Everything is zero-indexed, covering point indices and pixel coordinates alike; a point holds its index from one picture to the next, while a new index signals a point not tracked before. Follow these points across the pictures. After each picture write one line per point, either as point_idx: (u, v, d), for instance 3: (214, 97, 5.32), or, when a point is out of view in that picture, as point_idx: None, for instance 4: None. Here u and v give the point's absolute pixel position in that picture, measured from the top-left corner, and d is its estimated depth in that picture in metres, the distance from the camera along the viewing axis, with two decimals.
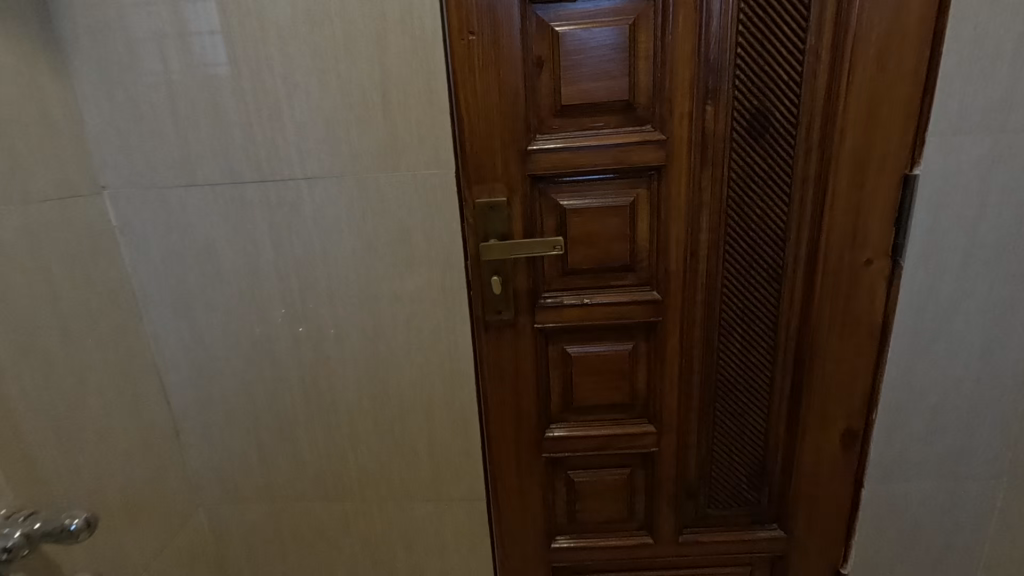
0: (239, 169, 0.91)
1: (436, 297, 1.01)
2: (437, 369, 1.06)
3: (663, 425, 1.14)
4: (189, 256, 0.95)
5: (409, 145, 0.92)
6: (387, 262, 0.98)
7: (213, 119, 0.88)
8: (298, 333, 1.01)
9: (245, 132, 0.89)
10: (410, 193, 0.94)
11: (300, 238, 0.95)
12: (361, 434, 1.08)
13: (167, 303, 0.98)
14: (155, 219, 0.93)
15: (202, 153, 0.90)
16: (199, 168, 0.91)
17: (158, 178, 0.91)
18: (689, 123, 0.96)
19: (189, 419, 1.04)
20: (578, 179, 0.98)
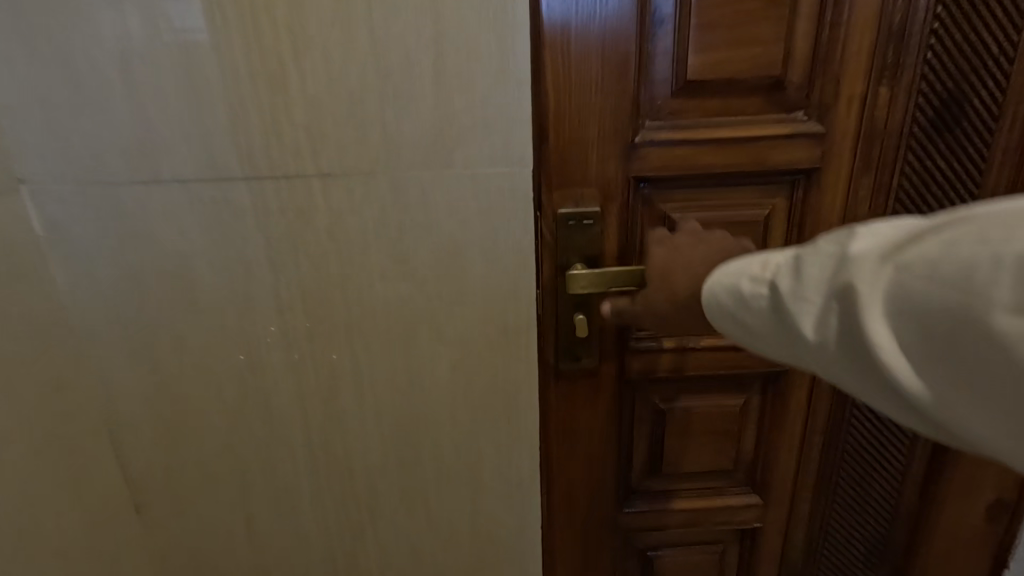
0: (222, 161, 0.64)
1: (492, 340, 0.73)
2: (488, 430, 0.79)
3: (770, 498, 0.88)
4: (157, 279, 0.69)
5: (467, 134, 0.64)
6: (427, 293, 0.71)
7: (187, 89, 0.62)
8: (304, 380, 0.75)
9: (232, 109, 0.62)
10: (465, 198, 0.66)
11: (309, 258, 0.69)
12: (384, 506, 0.83)
13: (122, 340, 0.72)
14: (100, 228, 0.67)
15: (172, 139, 0.63)
16: (164, 159, 0.64)
17: (110, 171, 0.64)
18: (858, 112, 0.66)
19: (164, 484, 0.80)
20: (698, 182, 0.69)
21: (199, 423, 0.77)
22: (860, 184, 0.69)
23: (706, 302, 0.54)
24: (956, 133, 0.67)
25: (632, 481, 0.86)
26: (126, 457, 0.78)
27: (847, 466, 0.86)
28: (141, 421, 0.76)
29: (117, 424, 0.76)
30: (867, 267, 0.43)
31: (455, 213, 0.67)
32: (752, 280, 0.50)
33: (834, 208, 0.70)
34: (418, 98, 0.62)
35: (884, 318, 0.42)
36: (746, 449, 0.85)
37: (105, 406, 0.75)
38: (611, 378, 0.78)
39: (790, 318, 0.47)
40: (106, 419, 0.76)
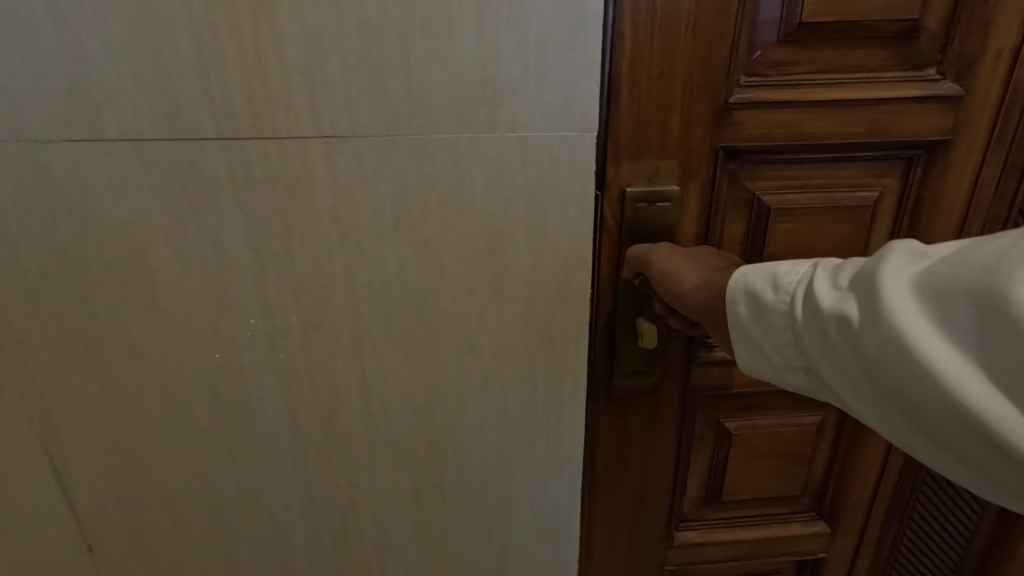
0: (190, 114, 0.48)
1: (533, 347, 0.59)
2: (523, 456, 0.64)
3: (840, 525, 0.76)
4: (106, 268, 0.53)
5: (520, 85, 0.48)
6: (455, 288, 0.56)
7: (138, 12, 0.45)
8: (298, 398, 0.60)
9: (202, 43, 0.46)
10: (510, 169, 0.51)
11: (306, 245, 0.53)
12: (393, 544, 0.68)
13: (59, 346, 0.56)
14: (20, 200, 0.50)
15: (120, 83, 0.47)
16: (108, 108, 0.47)
17: (32, 124, 0.47)
18: (1002, 70, 0.53)
19: (122, 521, 0.65)
20: (797, 157, 0.56)
21: (165, 448, 0.62)
22: (984, 160, 0.57)
23: (729, 284, 0.45)
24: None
25: (687, 509, 0.73)
26: (73, 489, 0.62)
27: (923, 489, 0.75)
28: (90, 447, 0.61)
29: (59, 449, 0.60)
30: (900, 255, 0.38)
31: (497, 189, 0.52)
32: (789, 265, 0.43)
33: (952, 190, 0.58)
34: (455, 34, 0.47)
35: (919, 317, 0.35)
36: (817, 472, 0.73)
37: (44, 429, 0.60)
38: (673, 391, 0.66)
39: (813, 305, 0.40)
40: (43, 445, 0.60)
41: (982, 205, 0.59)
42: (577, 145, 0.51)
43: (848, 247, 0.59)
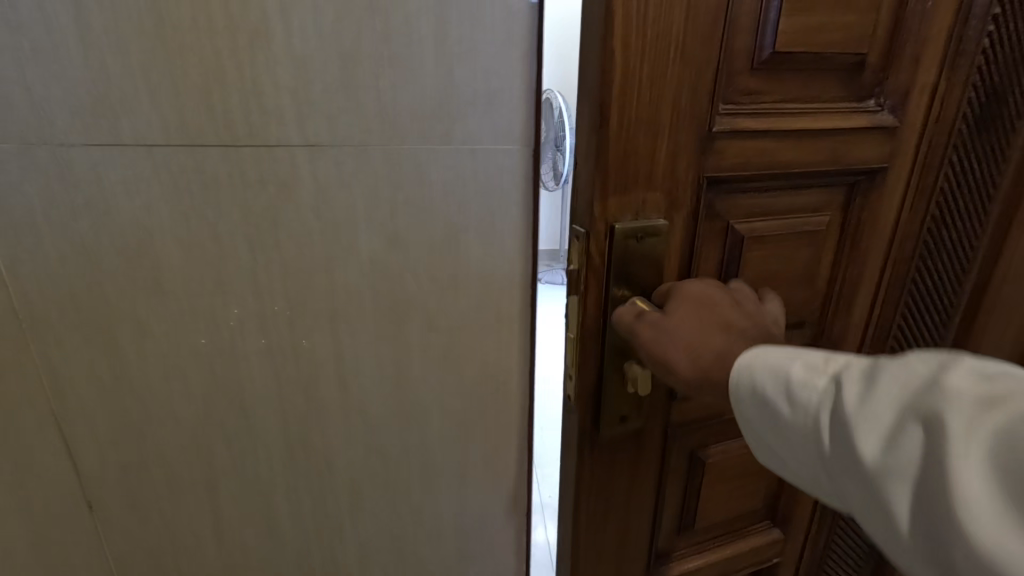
0: (197, 123, 0.57)
1: (488, 325, 0.70)
2: (481, 422, 0.75)
3: (789, 528, 0.91)
4: (118, 255, 0.62)
5: (474, 109, 0.59)
6: (420, 274, 0.66)
7: (159, 42, 0.54)
8: (283, 370, 0.69)
9: (208, 67, 0.56)
10: (467, 175, 0.62)
11: (292, 238, 0.63)
12: (365, 503, 0.78)
13: (74, 322, 0.64)
14: (47, 194, 0.58)
15: (138, 99, 0.56)
16: (126, 118, 0.56)
17: (60, 131, 0.56)
18: (924, 104, 0.67)
19: (121, 483, 0.72)
20: (766, 183, 0.65)
21: (164, 416, 0.70)
22: (912, 187, 0.71)
23: (738, 377, 0.47)
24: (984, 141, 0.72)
25: (667, 536, 0.81)
26: (77, 453, 0.70)
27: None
28: (96, 414, 0.69)
29: (67, 416, 0.68)
30: (961, 400, 0.34)
31: (455, 192, 0.63)
32: (813, 373, 0.42)
33: (887, 212, 0.72)
34: (422, 67, 0.57)
35: (968, 485, 0.32)
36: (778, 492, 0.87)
37: (54, 398, 0.67)
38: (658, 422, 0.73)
39: (853, 442, 0.37)
40: (53, 413, 0.68)
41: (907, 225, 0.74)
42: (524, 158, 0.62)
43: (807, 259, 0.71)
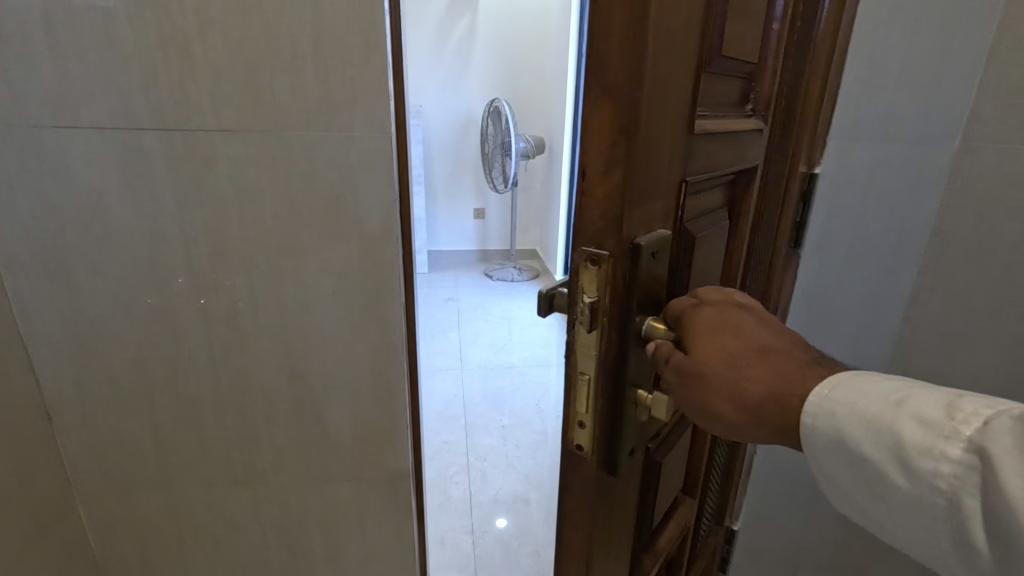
0: (134, 109, 0.70)
1: (364, 266, 0.81)
2: (365, 357, 0.86)
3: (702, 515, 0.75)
4: (78, 218, 0.73)
5: (358, 98, 0.72)
6: (311, 227, 0.78)
7: (108, 50, 0.67)
8: (209, 312, 0.80)
9: (144, 71, 0.68)
10: (342, 153, 0.75)
11: (215, 202, 0.75)
12: (278, 417, 0.88)
13: (37, 259, 0.75)
14: (18, 163, 0.70)
15: (92, 89, 0.68)
16: (83, 107, 0.69)
17: (32, 116, 0.68)
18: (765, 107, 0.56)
19: (89, 415, 0.84)
20: (691, 197, 0.47)
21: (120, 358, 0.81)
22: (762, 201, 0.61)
23: (810, 431, 0.34)
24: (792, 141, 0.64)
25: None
26: (43, 374, 0.80)
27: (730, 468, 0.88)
28: (57, 338, 0.79)
29: (35, 340, 0.78)
30: None
31: (339, 167, 0.75)
32: (918, 433, 0.30)
33: (742, 227, 0.61)
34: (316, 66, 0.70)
35: None
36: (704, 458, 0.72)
37: (22, 322, 0.77)
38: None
39: (949, 515, 0.29)
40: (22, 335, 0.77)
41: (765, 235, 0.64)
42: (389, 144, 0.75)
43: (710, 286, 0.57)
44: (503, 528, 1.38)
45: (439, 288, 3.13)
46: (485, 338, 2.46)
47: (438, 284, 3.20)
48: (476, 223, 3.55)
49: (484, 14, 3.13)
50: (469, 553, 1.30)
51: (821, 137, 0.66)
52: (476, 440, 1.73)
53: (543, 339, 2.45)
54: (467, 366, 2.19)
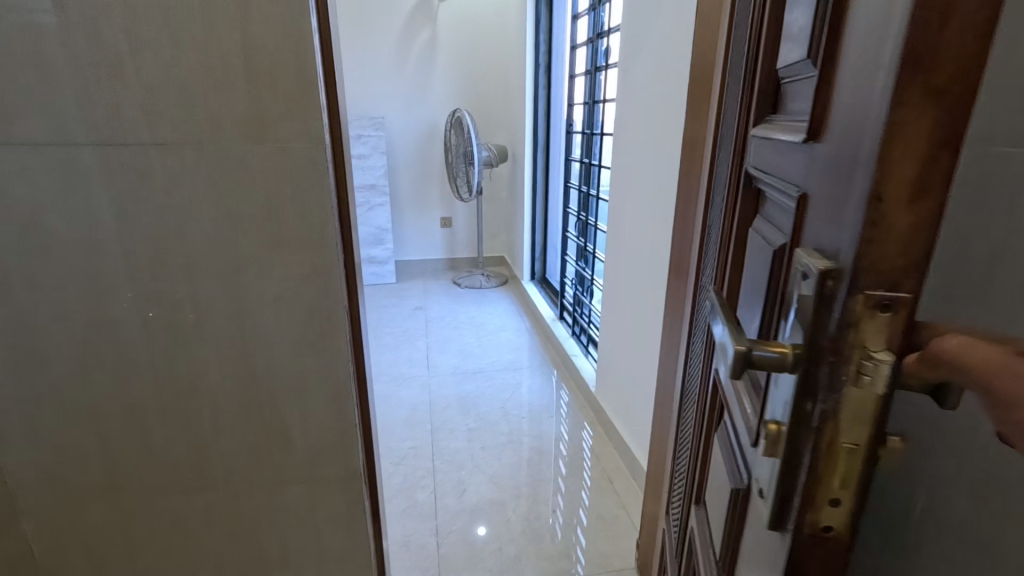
0: (64, 122, 0.56)
1: (312, 285, 0.66)
2: (324, 400, 0.72)
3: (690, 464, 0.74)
4: (6, 234, 0.59)
5: (309, 84, 0.58)
6: (261, 246, 0.63)
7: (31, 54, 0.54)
8: (155, 347, 0.66)
9: (72, 78, 0.55)
10: (283, 166, 0.61)
11: (155, 209, 0.61)
12: (233, 444, 0.72)
13: None
14: None
15: (11, 87, 0.55)
16: (11, 119, 0.56)
17: None
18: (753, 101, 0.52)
19: (29, 472, 0.69)
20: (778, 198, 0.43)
21: (59, 401, 0.66)
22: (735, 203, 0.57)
23: None
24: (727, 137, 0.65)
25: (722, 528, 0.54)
26: None
27: (670, 464, 0.85)
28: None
29: None
30: None
31: (290, 185, 0.61)
32: None
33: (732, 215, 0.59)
34: (259, 42, 0.56)
35: None
36: (700, 467, 0.68)
37: None
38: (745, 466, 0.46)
39: None
40: None
41: (726, 236, 0.61)
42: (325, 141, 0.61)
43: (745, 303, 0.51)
44: (480, 535, 1.36)
45: (407, 298, 3.11)
46: (451, 344, 2.45)
47: (405, 294, 3.19)
48: (443, 233, 3.56)
49: (444, 30, 3.16)
50: (435, 554, 1.30)
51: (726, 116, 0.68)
52: (442, 444, 1.72)
53: (510, 344, 2.46)
54: (434, 373, 2.19)
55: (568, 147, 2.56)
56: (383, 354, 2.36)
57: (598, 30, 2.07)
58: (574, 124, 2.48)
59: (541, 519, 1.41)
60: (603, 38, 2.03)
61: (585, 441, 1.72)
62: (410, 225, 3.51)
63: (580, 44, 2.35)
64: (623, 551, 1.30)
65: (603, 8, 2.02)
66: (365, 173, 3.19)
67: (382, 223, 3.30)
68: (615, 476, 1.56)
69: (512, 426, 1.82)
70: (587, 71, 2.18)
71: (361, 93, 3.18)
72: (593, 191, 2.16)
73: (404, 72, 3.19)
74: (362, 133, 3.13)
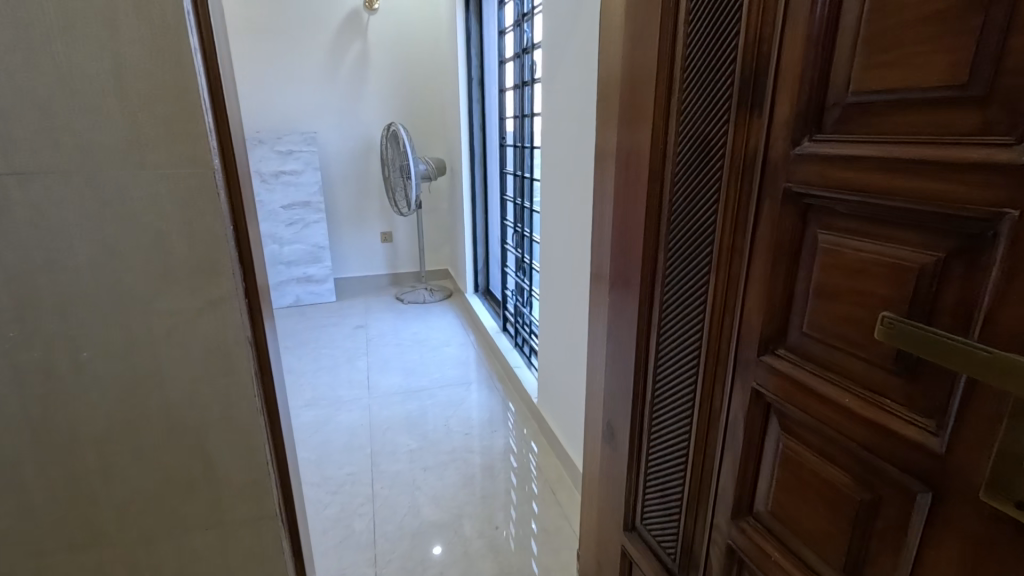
0: None
1: (211, 331, 0.56)
2: (237, 458, 0.62)
3: (690, 473, 0.71)
4: None
5: (185, 91, 0.49)
6: (155, 288, 0.53)
7: None
8: (33, 414, 0.54)
9: None
10: (170, 195, 0.51)
11: (18, 244, 0.49)
12: (135, 517, 0.61)
13: None
14: None
15: None
16: None
17: None
18: (798, 112, 0.49)
19: None
20: (916, 216, 0.40)
21: None
22: (758, 216, 0.55)
23: None
24: (700, 147, 0.62)
25: (822, 528, 0.53)
26: None
27: (635, 476, 0.84)
28: None
29: None
30: None
31: (185, 219, 0.52)
32: None
33: (746, 233, 0.57)
34: (124, 41, 0.46)
35: None
36: (723, 478, 0.65)
37: None
38: (900, 473, 0.44)
39: None
40: None
41: (733, 250, 0.59)
42: (211, 158, 0.52)
43: (832, 317, 0.48)
44: (435, 554, 1.34)
45: (349, 316, 3.04)
46: (393, 363, 2.40)
47: (346, 312, 3.10)
48: (384, 248, 3.51)
49: (375, 44, 3.13)
50: None
51: (679, 131, 0.66)
52: (382, 467, 1.68)
53: (454, 358, 2.44)
54: (375, 394, 2.14)
55: (503, 161, 2.59)
56: (321, 377, 2.28)
57: (523, 45, 2.11)
58: (507, 137, 2.52)
59: (494, 533, 1.41)
60: (528, 54, 2.08)
61: (529, 455, 1.72)
62: (349, 242, 3.42)
63: (508, 60, 2.40)
64: (564, 563, 1.31)
65: (526, 26, 2.07)
66: (299, 190, 3.12)
67: (318, 240, 3.23)
68: (558, 486, 1.57)
69: (453, 444, 1.80)
70: (516, 85, 2.22)
71: (292, 108, 3.09)
72: (528, 204, 2.19)
73: (336, 86, 3.13)
74: (294, 148, 3.06)
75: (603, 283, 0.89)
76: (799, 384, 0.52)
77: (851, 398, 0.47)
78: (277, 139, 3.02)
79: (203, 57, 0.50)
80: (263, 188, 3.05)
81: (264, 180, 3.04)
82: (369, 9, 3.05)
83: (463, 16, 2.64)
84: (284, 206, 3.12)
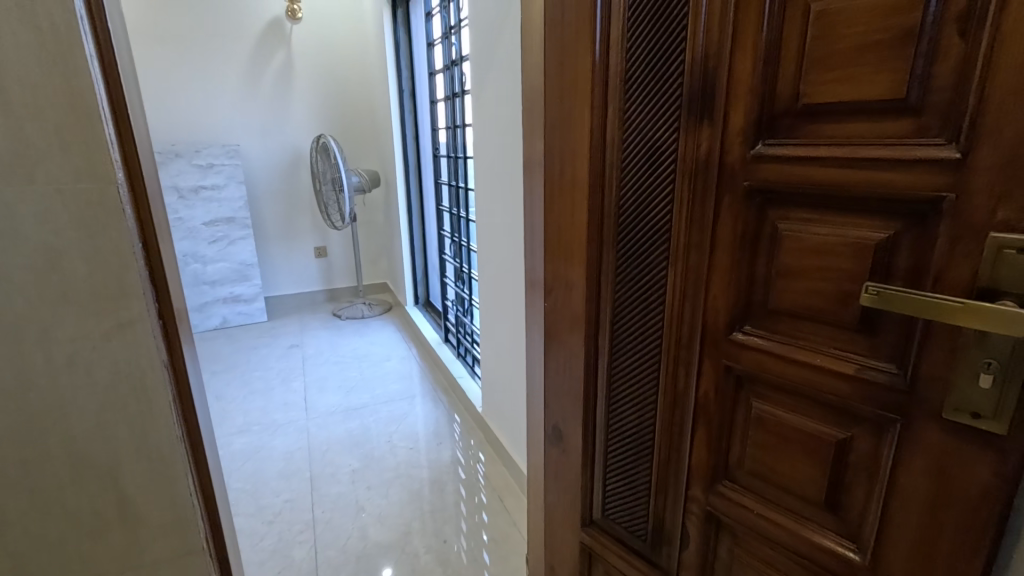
0: None
1: (121, 354, 0.52)
2: (157, 488, 0.57)
3: (658, 452, 0.72)
4: None
5: (81, 98, 0.45)
6: (56, 310, 0.49)
7: None
8: None
9: None
10: (64, 209, 0.47)
11: None
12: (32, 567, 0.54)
13: None
14: None
15: None
16: None
17: None
18: (752, 116, 0.52)
19: None
20: (873, 201, 0.45)
21: None
22: (716, 213, 0.57)
23: None
24: (650, 151, 0.64)
25: (801, 474, 0.56)
26: None
27: (592, 471, 0.85)
28: None
29: None
30: None
31: (89, 233, 0.48)
32: None
33: (704, 228, 0.59)
34: (5, 46, 0.42)
35: None
36: (696, 451, 0.66)
37: None
38: (872, 412, 0.48)
39: None
40: None
41: (689, 243, 0.61)
42: (114, 171, 0.48)
43: (797, 294, 0.52)
44: None
45: (281, 336, 2.89)
46: (331, 382, 2.31)
47: (278, 332, 2.96)
48: (318, 263, 3.39)
49: (299, 54, 3.03)
50: None
51: (624, 137, 0.68)
52: (323, 491, 1.61)
53: (395, 373, 2.38)
54: (313, 415, 2.04)
55: (438, 171, 2.59)
56: (253, 402, 2.15)
57: (452, 58, 2.13)
58: (440, 148, 2.52)
59: (447, 548, 1.38)
60: (457, 66, 2.10)
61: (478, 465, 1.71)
62: (278, 258, 3.27)
63: (438, 71, 2.41)
64: (513, 568, 1.31)
65: (454, 38, 2.08)
66: (222, 206, 2.94)
67: (245, 257, 3.06)
68: (506, 493, 1.57)
69: (397, 460, 1.75)
70: (448, 96, 2.22)
71: (211, 119, 2.93)
72: (465, 214, 2.20)
73: (259, 97, 3.00)
74: (214, 161, 2.89)
75: (541, 287, 0.90)
76: (775, 352, 0.55)
77: (822, 356, 0.51)
78: (195, 152, 2.84)
79: (101, 65, 0.47)
80: (181, 204, 2.85)
81: (182, 196, 2.84)
82: (291, 18, 2.95)
83: (391, 27, 2.62)
84: (204, 223, 2.92)
